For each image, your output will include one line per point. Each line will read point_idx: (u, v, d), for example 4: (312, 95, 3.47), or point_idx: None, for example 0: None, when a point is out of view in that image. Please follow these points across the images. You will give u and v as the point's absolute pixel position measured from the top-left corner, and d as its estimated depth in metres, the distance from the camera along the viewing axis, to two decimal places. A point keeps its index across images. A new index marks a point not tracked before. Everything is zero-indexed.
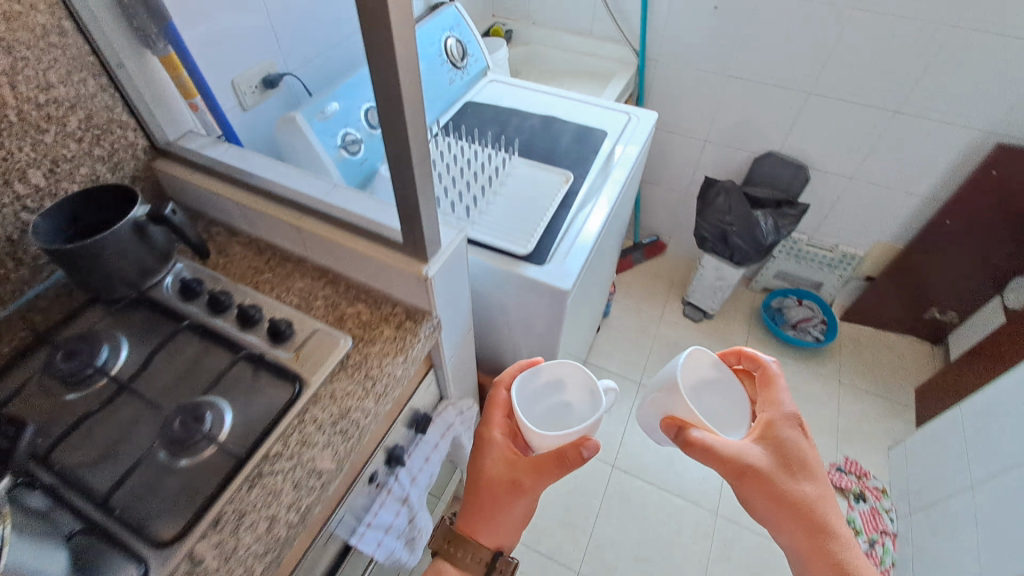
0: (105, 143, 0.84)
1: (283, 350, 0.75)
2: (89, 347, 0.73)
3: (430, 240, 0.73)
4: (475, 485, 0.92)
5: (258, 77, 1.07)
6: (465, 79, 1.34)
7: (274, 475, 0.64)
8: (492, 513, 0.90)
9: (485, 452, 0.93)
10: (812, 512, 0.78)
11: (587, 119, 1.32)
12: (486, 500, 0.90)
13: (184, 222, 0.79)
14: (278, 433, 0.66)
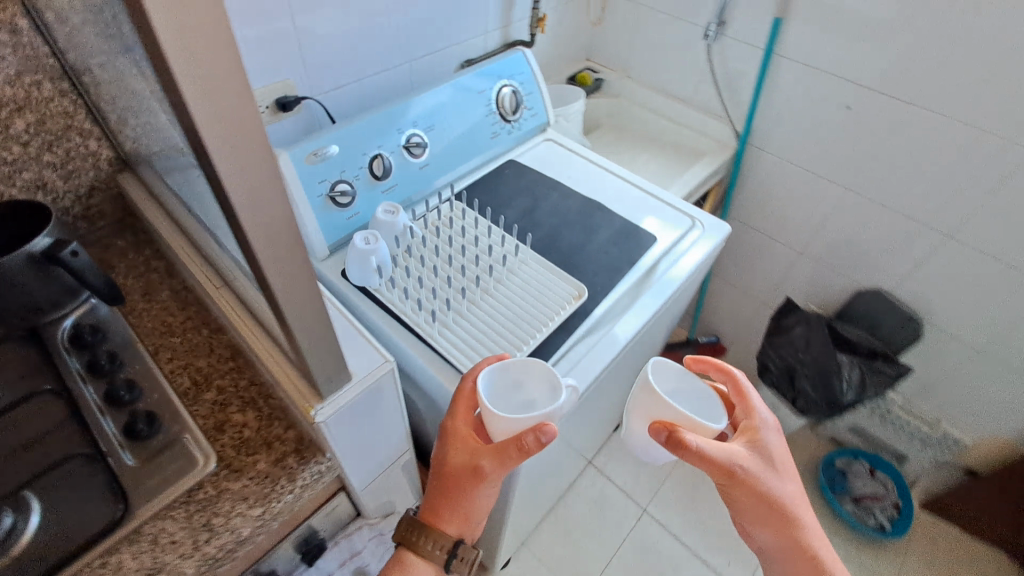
0: (58, 150, 0.75)
1: (131, 456, 0.61)
2: None
3: (323, 378, 0.56)
4: (439, 462, 0.72)
5: (273, 97, 0.94)
6: (513, 136, 1.16)
7: None
8: (459, 503, 0.70)
9: (449, 438, 0.71)
10: (797, 525, 0.67)
11: (641, 215, 1.08)
12: (449, 490, 0.70)
13: (88, 265, 0.67)
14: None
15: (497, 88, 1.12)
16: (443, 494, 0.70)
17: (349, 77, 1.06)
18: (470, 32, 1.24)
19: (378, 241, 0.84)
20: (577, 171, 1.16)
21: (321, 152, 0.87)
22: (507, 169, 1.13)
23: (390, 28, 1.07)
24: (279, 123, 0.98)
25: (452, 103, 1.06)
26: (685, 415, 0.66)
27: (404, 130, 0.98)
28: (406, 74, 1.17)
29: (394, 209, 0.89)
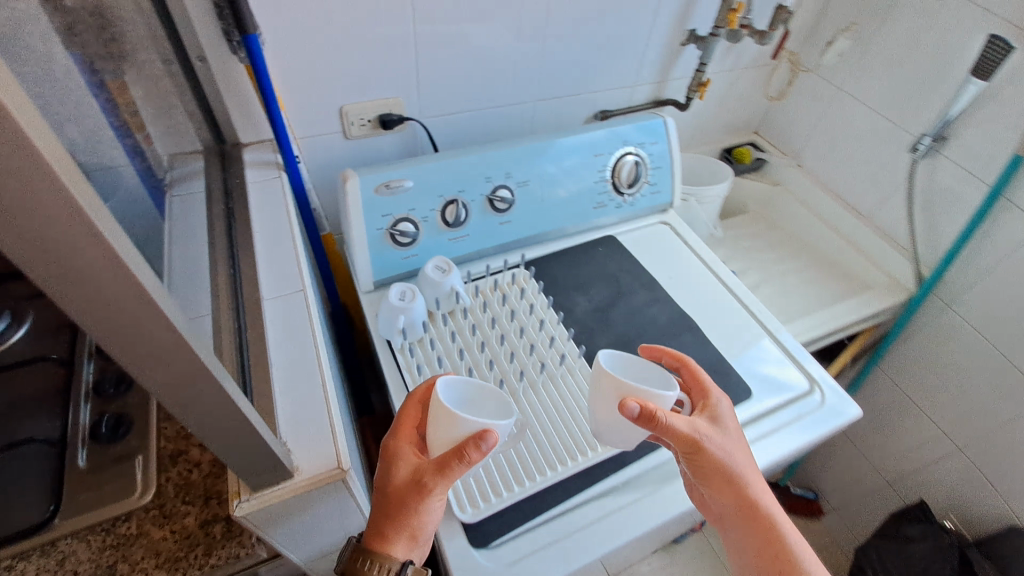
0: (161, 125, 0.77)
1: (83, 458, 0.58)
2: None
3: (247, 475, 0.48)
4: (379, 484, 0.60)
5: (378, 113, 0.91)
6: (620, 211, 1.01)
7: None
8: (404, 523, 0.57)
9: (392, 459, 0.61)
10: (772, 526, 0.59)
11: (742, 354, 0.86)
12: (393, 509, 0.57)
13: None
14: None
15: (619, 155, 0.98)
16: (384, 513, 0.57)
17: (464, 106, 0.99)
18: (614, 83, 1.12)
19: (414, 298, 0.75)
20: (682, 273, 0.97)
21: (395, 186, 0.81)
22: (600, 246, 0.99)
23: (522, 64, 0.99)
24: (379, 138, 0.95)
25: (560, 162, 0.93)
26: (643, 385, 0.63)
27: (495, 181, 0.88)
28: (529, 113, 1.08)
29: (445, 267, 0.80)
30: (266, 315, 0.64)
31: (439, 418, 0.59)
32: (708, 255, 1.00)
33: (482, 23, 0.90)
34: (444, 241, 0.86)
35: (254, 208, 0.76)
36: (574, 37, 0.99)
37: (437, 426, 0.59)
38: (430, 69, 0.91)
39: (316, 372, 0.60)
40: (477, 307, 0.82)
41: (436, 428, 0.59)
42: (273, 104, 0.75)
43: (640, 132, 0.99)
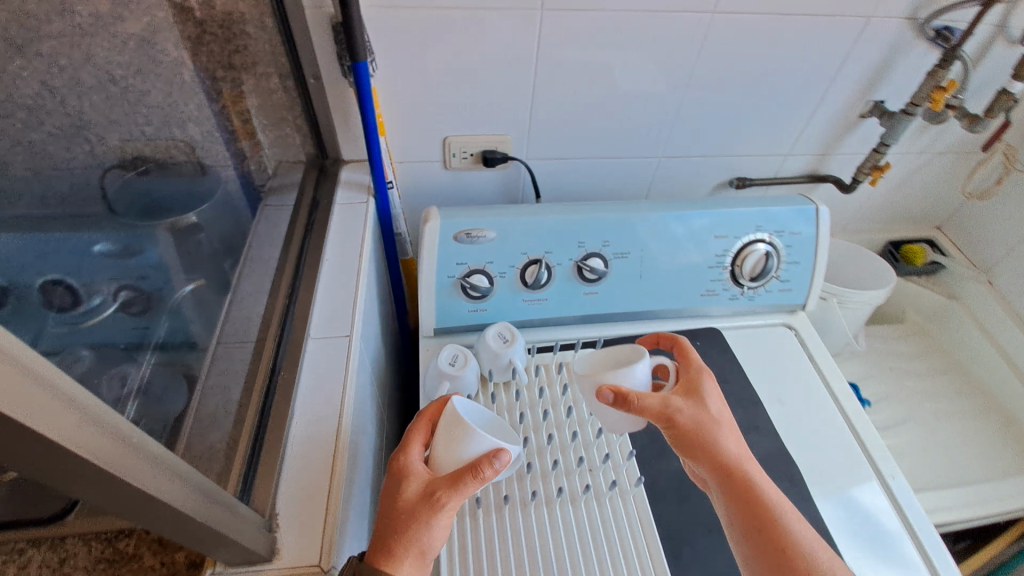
0: (271, 134, 0.78)
1: None
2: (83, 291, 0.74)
3: (218, 554, 0.44)
4: (384, 501, 0.54)
5: (482, 148, 0.86)
6: (734, 303, 0.85)
7: None
8: (413, 540, 0.51)
9: (403, 474, 0.55)
10: (769, 510, 0.52)
11: (856, 539, 0.65)
12: (401, 525, 0.51)
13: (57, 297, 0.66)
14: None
15: (745, 240, 0.82)
16: (391, 527, 0.51)
17: (576, 152, 0.91)
18: (760, 150, 0.95)
19: (466, 367, 0.68)
20: (799, 400, 0.77)
21: (477, 235, 0.74)
22: (698, 340, 0.83)
23: (651, 117, 0.88)
24: (479, 173, 0.90)
25: (670, 237, 0.80)
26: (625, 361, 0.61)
27: (588, 247, 0.78)
28: (650, 170, 0.96)
29: (508, 336, 0.71)
30: (306, 356, 0.61)
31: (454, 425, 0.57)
32: (840, 384, 0.79)
33: (613, 68, 0.80)
34: (518, 303, 0.78)
35: (333, 232, 0.74)
36: (719, 95, 0.86)
37: (454, 440, 0.57)
38: (546, 110, 0.84)
39: (333, 438, 0.55)
40: (534, 388, 0.71)
41: (455, 447, 0.56)
42: (373, 132, 0.72)
43: (779, 217, 0.82)
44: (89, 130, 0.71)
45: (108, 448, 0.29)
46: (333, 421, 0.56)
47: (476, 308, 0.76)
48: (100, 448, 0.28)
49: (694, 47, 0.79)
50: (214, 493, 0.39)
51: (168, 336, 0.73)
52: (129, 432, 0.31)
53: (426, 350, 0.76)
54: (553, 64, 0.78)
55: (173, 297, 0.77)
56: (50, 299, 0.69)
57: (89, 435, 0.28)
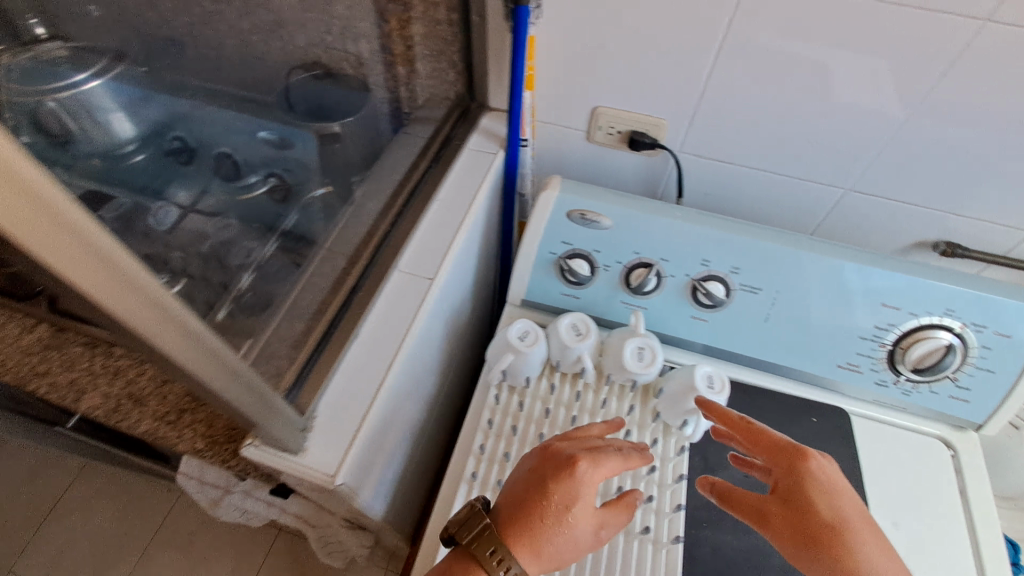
0: (430, 65, 0.81)
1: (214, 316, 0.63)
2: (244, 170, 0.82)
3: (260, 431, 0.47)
4: (532, 487, 0.47)
5: (631, 128, 0.79)
6: (876, 389, 0.68)
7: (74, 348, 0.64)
8: (539, 520, 0.46)
9: (573, 481, 0.47)
10: None
11: None
12: (539, 506, 0.46)
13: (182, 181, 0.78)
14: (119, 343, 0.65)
15: (924, 320, 0.64)
16: (523, 507, 0.47)
17: (740, 159, 0.78)
18: (996, 216, 0.73)
19: (533, 346, 0.63)
20: (926, 536, 0.60)
21: (591, 219, 0.68)
22: (815, 417, 0.68)
23: (852, 141, 0.71)
24: (621, 154, 0.83)
25: (819, 286, 0.66)
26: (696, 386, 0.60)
27: (712, 268, 0.67)
28: (828, 202, 0.79)
29: (582, 329, 0.65)
30: (387, 285, 0.62)
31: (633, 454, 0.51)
32: (994, 547, 0.60)
33: (817, 72, 0.66)
34: (614, 302, 0.70)
35: (457, 174, 0.74)
36: (956, 134, 0.66)
37: (717, 376, 0.62)
38: (715, 105, 0.73)
39: (382, 370, 0.55)
40: (598, 394, 0.64)
41: (723, 385, 0.61)
42: (518, 84, 0.69)
43: (987, 306, 0.62)
44: (284, 30, 0.84)
45: (162, 329, 0.33)
46: (387, 355, 0.56)
47: (564, 290, 0.71)
48: (155, 328, 0.33)
49: (939, 63, 0.61)
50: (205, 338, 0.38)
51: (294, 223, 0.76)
52: (99, 241, 0.27)
53: (507, 317, 0.73)
54: (740, 49, 0.66)
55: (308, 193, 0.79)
56: (212, 166, 0.79)
57: (150, 319, 0.32)
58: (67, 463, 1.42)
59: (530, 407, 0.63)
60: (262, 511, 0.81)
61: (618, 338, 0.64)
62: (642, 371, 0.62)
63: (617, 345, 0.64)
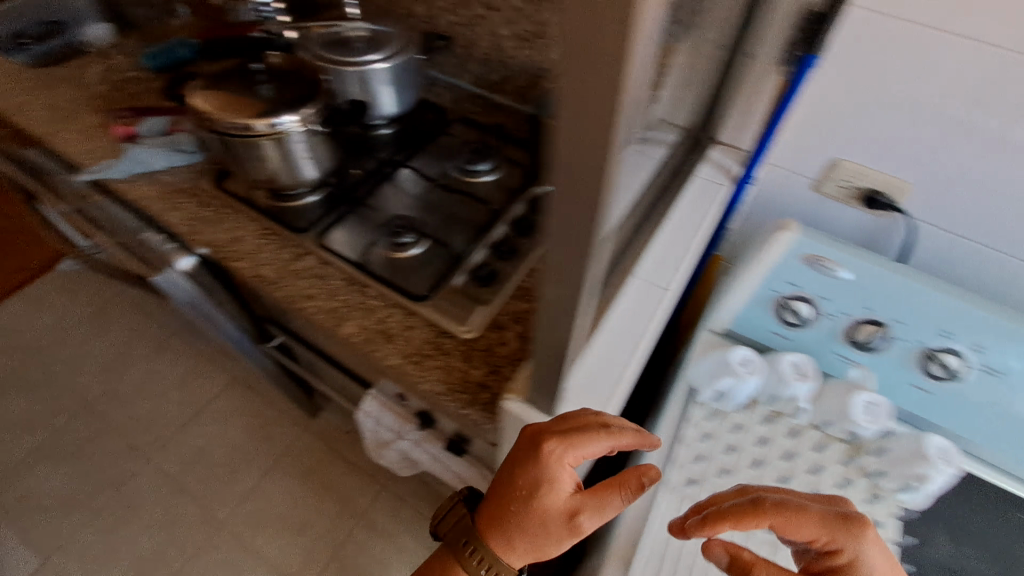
0: None
1: (459, 278, 0.75)
2: (481, 156, 0.92)
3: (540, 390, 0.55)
4: (500, 484, 0.51)
5: (871, 186, 0.79)
6: None
7: (331, 280, 0.76)
8: (523, 529, 0.49)
9: (535, 466, 0.48)
10: None
11: None
12: (517, 519, 0.49)
13: (427, 165, 0.92)
14: (364, 282, 0.76)
15: None
16: (505, 519, 0.49)
17: (983, 237, 0.76)
18: None
19: (752, 374, 0.70)
20: None
21: (827, 266, 0.69)
22: None
23: None
24: (848, 209, 0.83)
25: None
26: (925, 454, 0.64)
27: (951, 339, 0.66)
28: None
29: (804, 372, 0.71)
30: (628, 287, 0.67)
31: (598, 434, 0.49)
32: None
33: None
34: (828, 347, 0.72)
35: (688, 199, 0.79)
36: None
37: (948, 450, 0.65)
38: (967, 183, 0.72)
39: (627, 362, 0.61)
40: (811, 435, 0.70)
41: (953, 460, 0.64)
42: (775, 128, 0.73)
43: None
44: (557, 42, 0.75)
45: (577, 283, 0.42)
46: (629, 354, 0.61)
47: (777, 326, 0.73)
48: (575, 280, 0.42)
49: None
50: (598, 241, 0.39)
51: (522, 213, 0.83)
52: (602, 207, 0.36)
53: (710, 341, 0.78)
54: None
55: (539, 188, 0.87)
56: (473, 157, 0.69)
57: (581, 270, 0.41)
58: (243, 365, 1.68)
59: (744, 433, 0.70)
60: (432, 462, 0.89)
61: (842, 392, 0.69)
62: (862, 426, 0.67)
63: (842, 398, 0.68)
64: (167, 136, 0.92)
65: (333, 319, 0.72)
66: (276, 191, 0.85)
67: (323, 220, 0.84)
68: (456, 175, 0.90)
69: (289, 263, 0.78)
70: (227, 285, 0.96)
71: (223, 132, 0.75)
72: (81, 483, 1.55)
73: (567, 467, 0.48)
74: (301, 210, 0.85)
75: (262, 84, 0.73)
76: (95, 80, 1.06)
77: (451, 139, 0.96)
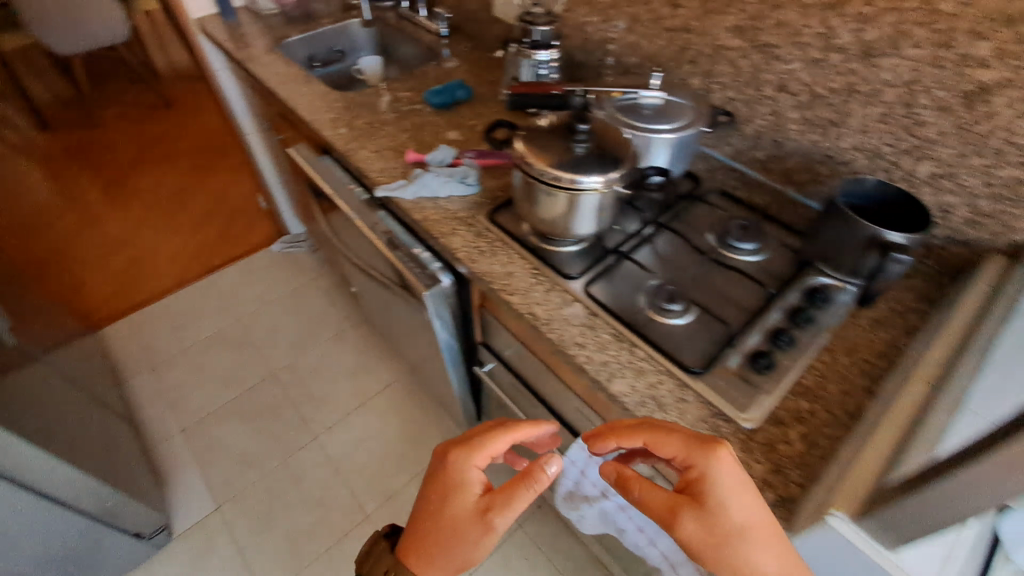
0: (997, 206, 0.77)
1: (734, 360, 0.74)
2: (748, 234, 0.90)
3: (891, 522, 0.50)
4: (422, 497, 0.69)
5: None
6: None
7: (598, 332, 0.78)
8: (436, 535, 0.66)
9: (441, 477, 0.68)
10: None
11: None
12: (434, 534, 0.66)
13: (689, 233, 0.93)
14: (631, 340, 0.77)
15: None
16: (420, 532, 0.67)
17: None
18: None
19: None
20: None
21: None
22: None
23: None
24: None
25: None
26: None
27: None
28: None
29: None
30: None
31: (498, 432, 0.71)
32: None
33: None
34: None
35: None
36: None
37: None
38: None
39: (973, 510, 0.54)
40: None
41: None
42: None
43: None
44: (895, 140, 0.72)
45: None
46: None
47: None
48: None
49: None
50: None
51: (798, 303, 0.80)
52: None
53: None
54: None
55: (812, 279, 0.84)
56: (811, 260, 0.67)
57: None
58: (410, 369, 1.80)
59: None
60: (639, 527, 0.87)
61: None
62: None
63: None
64: (453, 167, 1.02)
65: (605, 372, 0.73)
66: (550, 236, 0.91)
67: (587, 270, 0.88)
68: (719, 248, 0.90)
69: (558, 308, 0.82)
70: (464, 308, 1.10)
71: (531, 175, 0.82)
72: (260, 440, 1.74)
73: (476, 467, 0.68)
74: (566, 259, 0.90)
75: (580, 142, 0.79)
76: (388, 110, 1.23)
77: (712, 210, 0.97)
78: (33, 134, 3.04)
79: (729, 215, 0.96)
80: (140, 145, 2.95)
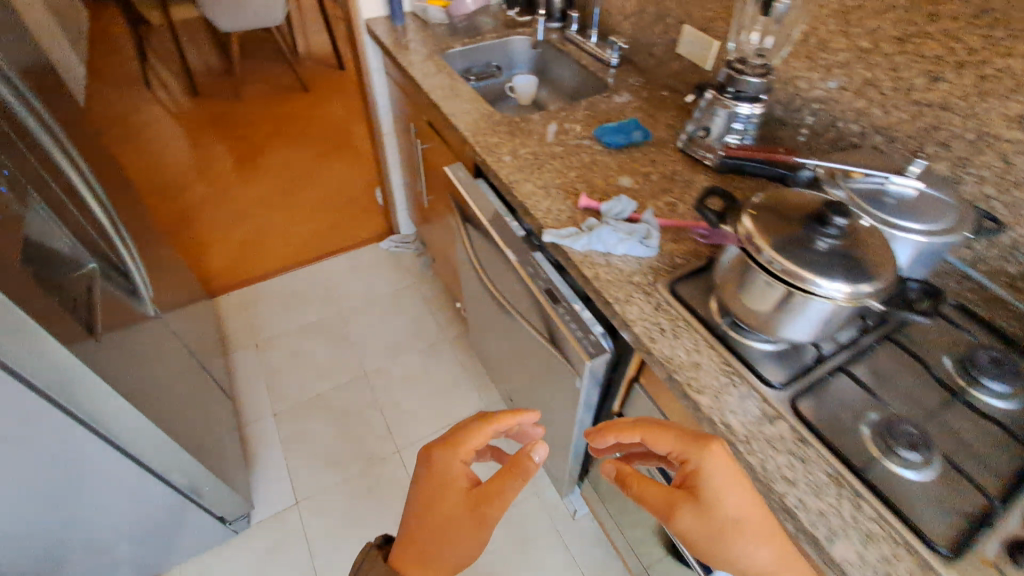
0: None
1: (994, 549, 0.58)
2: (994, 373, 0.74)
3: None
4: (420, 498, 0.76)
5: None
6: None
7: (810, 466, 0.64)
8: (418, 530, 0.74)
9: (434, 480, 0.76)
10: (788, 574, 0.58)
11: None
12: (417, 529, 0.74)
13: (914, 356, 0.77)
14: (854, 488, 0.62)
15: None
16: (412, 531, 0.75)
17: None
18: None
19: None
20: None
21: None
22: None
23: None
24: None
25: None
26: None
27: None
28: None
29: None
30: None
31: (474, 428, 0.80)
32: None
33: None
34: None
35: None
36: None
37: None
38: None
39: None
40: None
41: None
42: None
43: None
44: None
45: None
46: None
47: None
48: None
49: None
50: None
51: None
52: None
53: None
54: None
55: None
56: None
57: None
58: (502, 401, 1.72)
59: None
60: None
61: None
62: None
63: None
64: (632, 224, 0.92)
65: (821, 525, 0.60)
66: (742, 323, 0.77)
67: (788, 379, 0.74)
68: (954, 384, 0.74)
69: (758, 422, 0.69)
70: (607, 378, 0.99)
71: (752, 256, 0.70)
72: (344, 441, 1.72)
73: (461, 462, 0.79)
74: (762, 359, 0.77)
75: (826, 235, 0.66)
76: (556, 142, 1.14)
77: (937, 333, 0.81)
78: (181, 98, 3.27)
79: (961, 341, 0.80)
80: (273, 123, 3.10)
